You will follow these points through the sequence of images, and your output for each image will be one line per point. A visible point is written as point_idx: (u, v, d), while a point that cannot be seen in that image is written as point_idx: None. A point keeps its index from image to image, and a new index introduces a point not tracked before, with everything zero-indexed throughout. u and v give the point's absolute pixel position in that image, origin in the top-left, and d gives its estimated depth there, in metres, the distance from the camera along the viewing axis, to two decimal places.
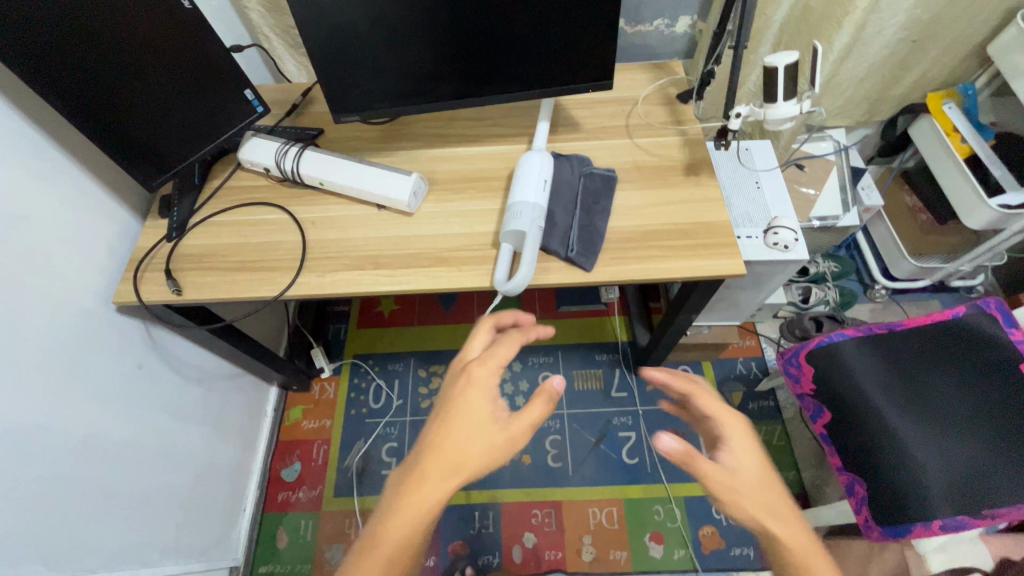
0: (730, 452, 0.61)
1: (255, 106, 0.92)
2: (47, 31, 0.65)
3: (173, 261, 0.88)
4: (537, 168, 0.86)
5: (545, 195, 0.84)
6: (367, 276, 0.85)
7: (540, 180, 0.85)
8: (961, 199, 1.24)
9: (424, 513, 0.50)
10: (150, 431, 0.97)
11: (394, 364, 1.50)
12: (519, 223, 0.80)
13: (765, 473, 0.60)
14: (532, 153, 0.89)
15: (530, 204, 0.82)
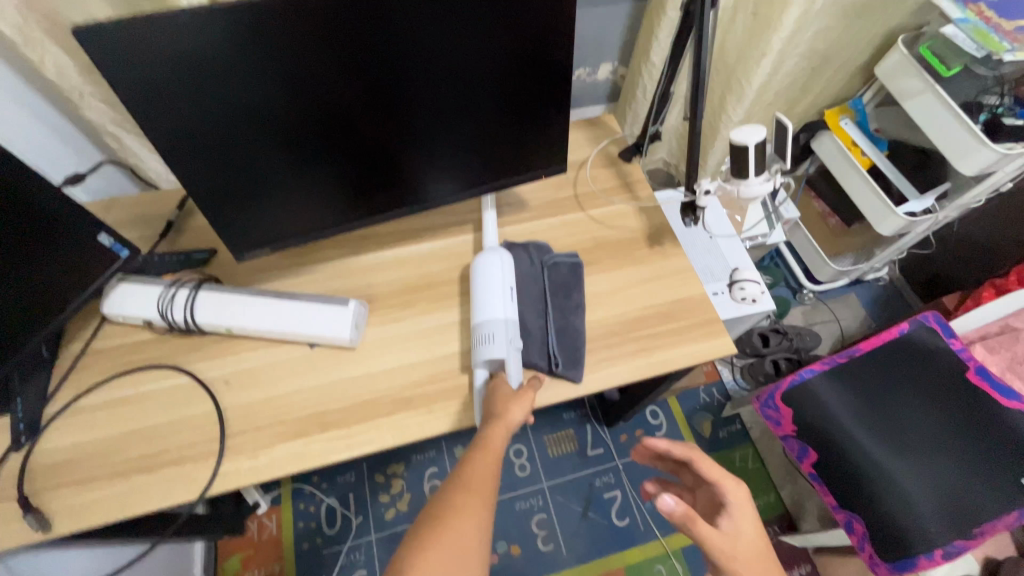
0: (732, 518, 0.57)
1: (118, 253, 0.70)
2: None
3: (29, 481, 0.64)
4: (500, 273, 0.74)
5: (516, 306, 0.73)
6: (315, 443, 0.68)
7: (506, 287, 0.73)
8: (871, 208, 1.32)
9: (491, 456, 0.60)
10: None
11: (344, 474, 1.30)
12: (497, 350, 0.68)
13: (765, 541, 0.56)
14: (490, 253, 0.76)
15: (504, 322, 0.70)
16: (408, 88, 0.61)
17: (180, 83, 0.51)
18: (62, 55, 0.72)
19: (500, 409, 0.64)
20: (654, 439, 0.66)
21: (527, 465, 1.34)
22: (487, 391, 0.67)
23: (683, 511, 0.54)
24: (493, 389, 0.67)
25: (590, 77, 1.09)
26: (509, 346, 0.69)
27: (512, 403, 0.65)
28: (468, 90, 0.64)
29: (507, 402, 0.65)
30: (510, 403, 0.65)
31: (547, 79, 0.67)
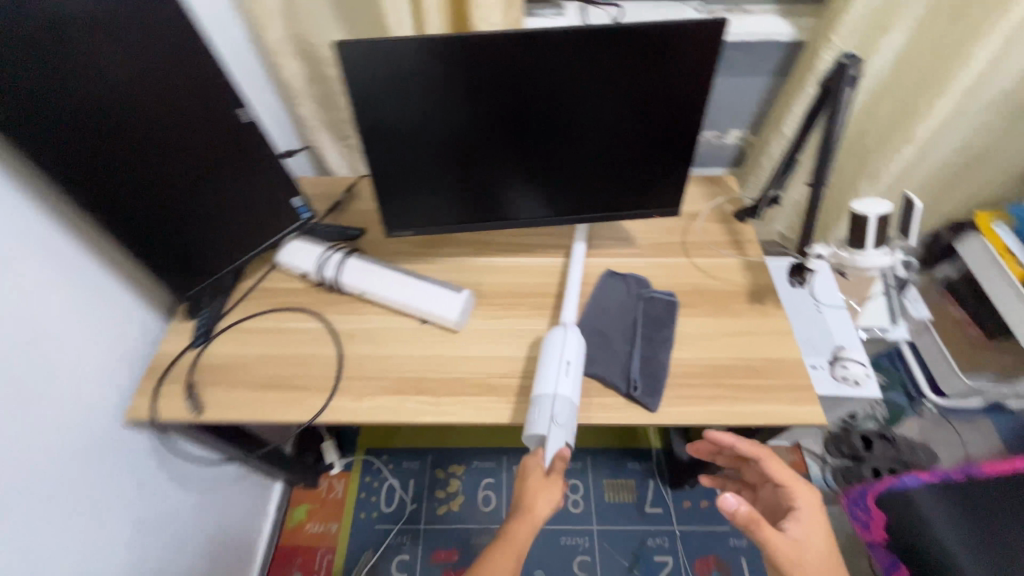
0: (798, 524, 0.62)
1: (301, 213, 0.89)
2: (114, 157, 0.63)
3: (196, 373, 0.81)
4: (561, 346, 0.76)
5: (572, 384, 0.73)
6: (408, 402, 0.78)
7: (561, 362, 0.74)
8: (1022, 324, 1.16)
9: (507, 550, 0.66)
10: (145, 558, 0.86)
11: (410, 461, 1.40)
12: (540, 424, 0.69)
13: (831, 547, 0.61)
14: (557, 329, 0.79)
15: (554, 397, 0.71)
16: (549, 126, 0.73)
17: (386, 95, 0.67)
18: (297, 64, 0.96)
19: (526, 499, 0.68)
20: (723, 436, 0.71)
21: (581, 503, 1.32)
22: (522, 472, 0.70)
23: (748, 514, 0.58)
24: (525, 471, 0.70)
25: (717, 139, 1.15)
26: (554, 422, 0.69)
27: (536, 493, 0.68)
28: (605, 129, 0.74)
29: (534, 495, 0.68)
30: (536, 493, 0.68)
31: (671, 132, 0.75)
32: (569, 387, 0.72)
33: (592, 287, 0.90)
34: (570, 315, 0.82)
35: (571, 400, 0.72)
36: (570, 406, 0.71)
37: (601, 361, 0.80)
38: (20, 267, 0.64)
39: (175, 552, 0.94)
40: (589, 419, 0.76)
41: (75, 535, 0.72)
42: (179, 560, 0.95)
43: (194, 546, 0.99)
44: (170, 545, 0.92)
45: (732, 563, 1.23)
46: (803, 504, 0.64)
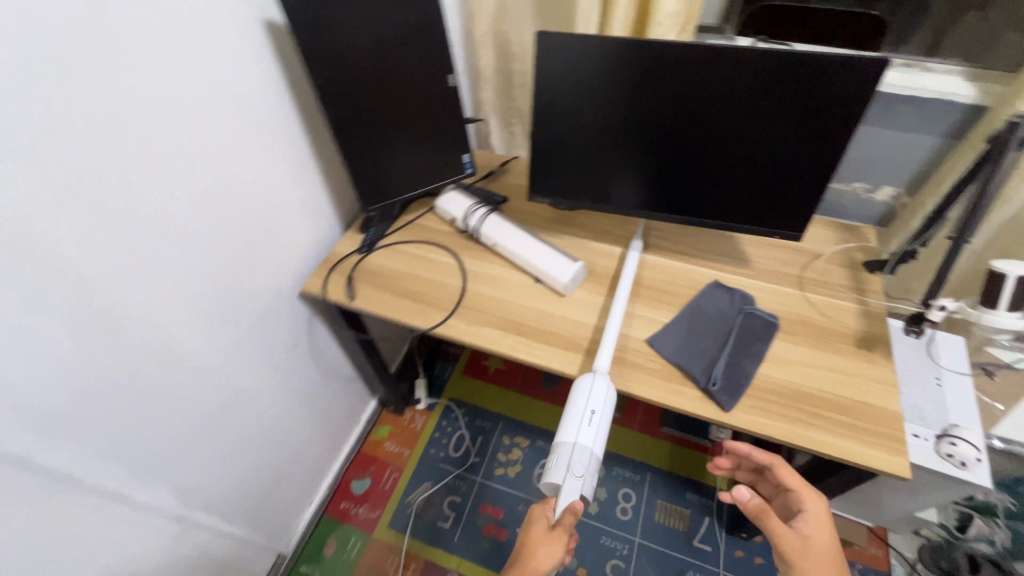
0: (806, 524, 0.70)
1: (466, 168, 1.08)
2: (355, 87, 0.86)
3: (356, 271, 1.02)
4: (588, 394, 0.76)
5: (594, 434, 0.73)
6: (508, 338, 0.90)
7: (587, 412, 0.74)
8: None
9: None
10: (276, 403, 1.10)
11: (483, 420, 1.52)
12: (556, 474, 0.71)
13: (835, 547, 0.68)
14: (589, 375, 0.79)
15: (572, 446, 0.71)
16: (686, 132, 0.82)
17: (562, 77, 0.82)
18: (492, 55, 1.16)
19: (531, 549, 0.72)
20: (740, 442, 0.82)
21: (630, 512, 1.34)
22: (528, 527, 0.75)
23: (756, 503, 0.67)
24: (530, 526, 0.75)
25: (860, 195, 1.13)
26: (571, 475, 0.70)
27: (541, 543, 0.72)
28: (746, 141, 0.80)
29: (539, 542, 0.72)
30: (540, 545, 0.72)
31: (807, 156, 0.79)
32: (592, 439, 0.72)
33: (696, 293, 0.95)
34: (606, 358, 0.82)
35: (591, 450, 0.72)
36: (590, 458, 0.71)
37: (687, 353, 0.86)
38: (272, 155, 0.90)
39: (294, 411, 1.17)
40: (661, 398, 0.81)
41: (244, 358, 0.96)
42: (294, 418, 1.18)
43: (306, 415, 1.22)
44: (293, 403, 1.16)
45: None
46: (813, 508, 0.72)
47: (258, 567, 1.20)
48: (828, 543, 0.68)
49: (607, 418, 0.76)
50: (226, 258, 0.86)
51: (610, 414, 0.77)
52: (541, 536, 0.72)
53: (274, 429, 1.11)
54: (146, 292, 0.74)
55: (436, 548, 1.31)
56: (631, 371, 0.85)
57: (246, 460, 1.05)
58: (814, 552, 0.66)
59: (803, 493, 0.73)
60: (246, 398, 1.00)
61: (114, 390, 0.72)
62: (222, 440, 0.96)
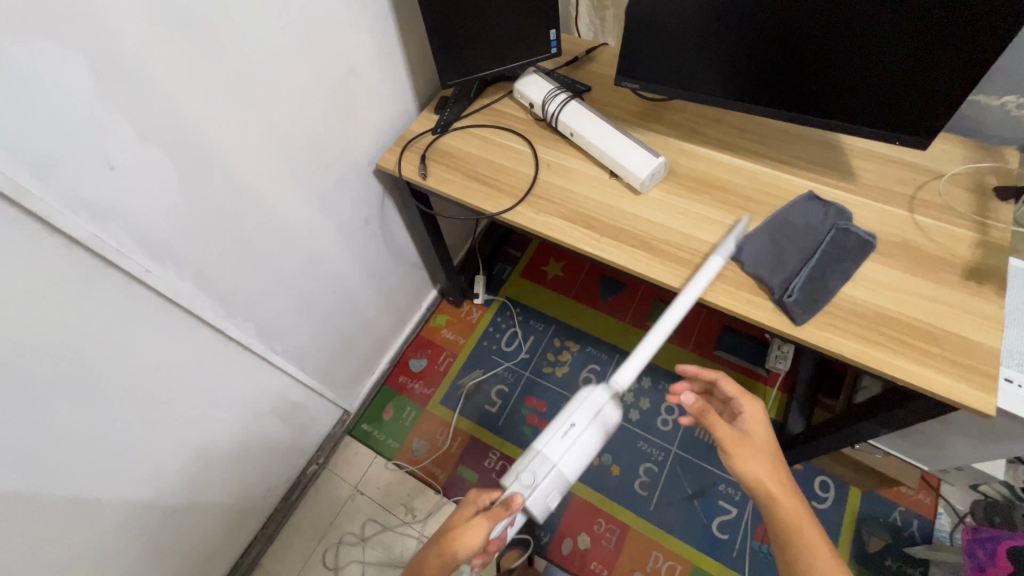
0: (744, 424, 0.71)
1: (551, 47, 1.00)
2: None
3: (429, 151, 1.02)
4: (577, 406, 0.71)
5: (565, 448, 0.68)
6: (575, 230, 0.89)
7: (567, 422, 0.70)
8: None
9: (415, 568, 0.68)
10: (348, 273, 1.17)
11: (536, 321, 1.56)
12: (510, 473, 0.69)
13: (772, 442, 0.69)
14: (597, 389, 0.73)
15: (536, 449, 0.69)
16: (803, 4, 0.70)
17: None
18: None
19: (454, 530, 0.68)
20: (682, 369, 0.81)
21: (670, 424, 1.37)
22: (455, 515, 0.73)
23: (700, 404, 0.68)
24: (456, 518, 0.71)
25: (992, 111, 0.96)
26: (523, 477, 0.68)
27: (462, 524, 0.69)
28: (886, 17, 0.67)
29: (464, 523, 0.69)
30: (461, 529, 0.67)
31: (955, 49, 0.65)
32: (560, 450, 0.68)
33: (786, 203, 0.88)
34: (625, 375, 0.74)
35: (554, 463, 0.68)
36: (550, 470, 0.68)
37: (766, 263, 0.80)
38: (357, 17, 0.87)
39: (364, 284, 1.25)
40: (727, 304, 0.79)
41: (321, 223, 1.01)
42: (363, 292, 1.26)
43: (373, 291, 1.30)
44: (362, 276, 1.23)
45: None
46: (752, 410, 0.72)
47: (327, 416, 1.36)
48: (762, 435, 0.70)
49: (592, 437, 0.70)
50: (309, 121, 0.88)
51: (597, 437, 0.70)
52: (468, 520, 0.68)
53: (345, 298, 1.20)
54: (238, 144, 0.78)
55: (482, 428, 1.42)
56: (701, 276, 0.82)
57: (320, 321, 1.15)
58: (751, 442, 0.68)
59: (742, 398, 0.73)
60: (323, 263, 1.07)
61: (210, 231, 0.80)
62: (301, 297, 1.06)
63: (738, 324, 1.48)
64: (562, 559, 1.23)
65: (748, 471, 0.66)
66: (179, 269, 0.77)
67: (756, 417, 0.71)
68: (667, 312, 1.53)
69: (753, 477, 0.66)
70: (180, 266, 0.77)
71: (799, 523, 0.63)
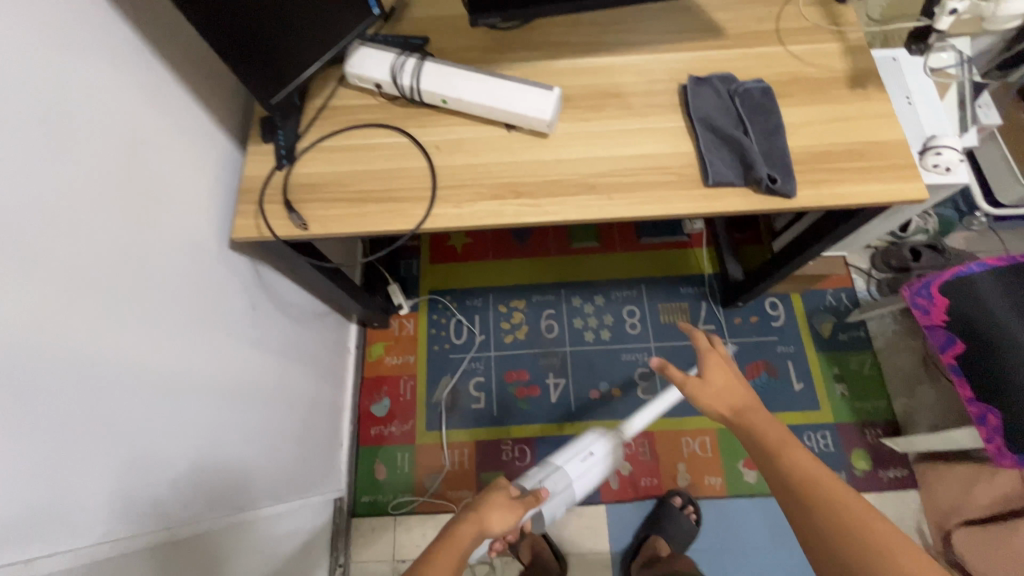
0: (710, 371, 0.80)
1: (373, 9, 0.81)
2: None
3: (290, 192, 0.80)
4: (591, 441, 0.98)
5: (579, 470, 0.94)
6: (509, 207, 0.78)
7: (585, 451, 0.96)
8: (997, 173, 1.33)
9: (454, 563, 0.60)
10: (264, 369, 0.95)
11: (472, 299, 1.46)
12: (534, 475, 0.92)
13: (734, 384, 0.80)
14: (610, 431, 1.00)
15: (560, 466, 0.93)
16: None
17: None
18: None
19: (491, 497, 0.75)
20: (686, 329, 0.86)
21: (639, 325, 1.41)
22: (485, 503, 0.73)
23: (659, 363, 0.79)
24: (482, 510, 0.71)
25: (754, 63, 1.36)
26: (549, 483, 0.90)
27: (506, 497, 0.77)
28: None
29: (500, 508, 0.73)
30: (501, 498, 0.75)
31: None
32: (575, 473, 0.93)
33: (683, 82, 0.84)
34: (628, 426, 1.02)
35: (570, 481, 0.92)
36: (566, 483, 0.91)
37: (704, 151, 0.78)
38: (102, 67, 0.59)
39: (286, 367, 1.04)
40: (690, 209, 0.76)
41: (208, 341, 0.78)
42: (289, 376, 1.05)
43: (299, 367, 1.10)
44: (280, 362, 1.01)
45: (779, 365, 1.36)
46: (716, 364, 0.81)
47: (323, 514, 1.18)
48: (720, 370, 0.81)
49: (596, 472, 0.96)
50: (123, 236, 0.62)
51: (599, 469, 0.96)
52: (501, 508, 0.73)
53: (274, 396, 0.99)
54: (55, 319, 0.52)
55: (482, 428, 1.34)
56: (652, 193, 0.77)
57: (261, 437, 0.94)
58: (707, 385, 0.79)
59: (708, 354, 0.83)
60: (232, 379, 0.84)
61: (86, 445, 0.55)
62: (230, 430, 0.84)
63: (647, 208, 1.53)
64: (616, 495, 1.26)
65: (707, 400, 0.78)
66: (73, 518, 0.53)
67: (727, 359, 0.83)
68: (583, 227, 1.53)
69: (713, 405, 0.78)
70: (74, 514, 0.54)
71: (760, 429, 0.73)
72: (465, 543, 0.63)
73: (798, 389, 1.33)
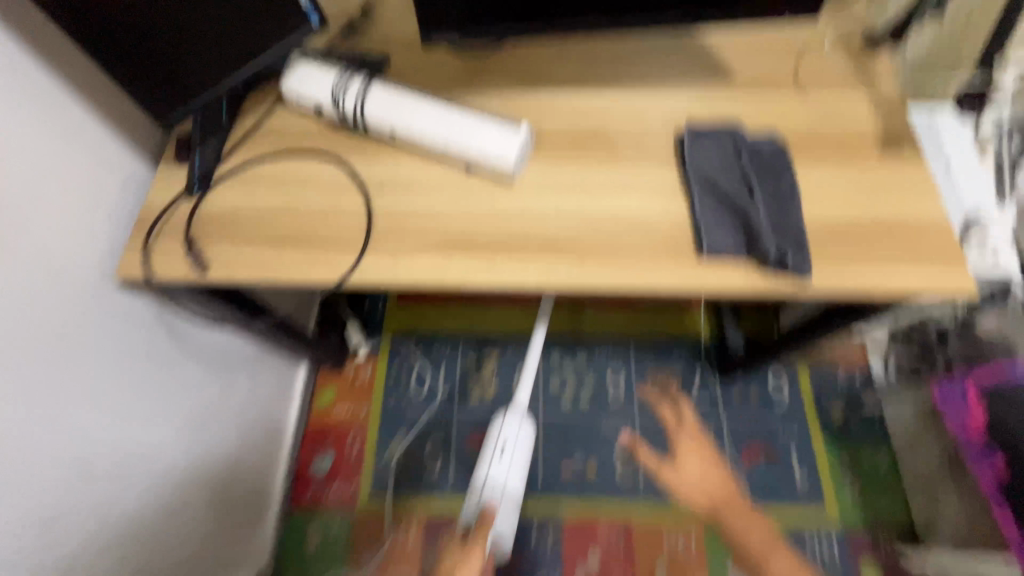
0: None
1: (312, 20, 0.66)
2: None
3: (195, 226, 0.66)
4: (497, 432, 0.89)
5: (503, 466, 0.87)
6: (455, 265, 0.63)
7: (499, 444, 0.88)
8: None
9: None
10: (157, 428, 0.79)
11: (439, 347, 1.30)
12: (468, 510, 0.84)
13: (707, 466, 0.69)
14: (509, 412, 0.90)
15: (484, 482, 0.85)
16: None
17: None
18: None
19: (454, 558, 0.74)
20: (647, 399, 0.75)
21: (624, 391, 1.25)
22: None
23: None
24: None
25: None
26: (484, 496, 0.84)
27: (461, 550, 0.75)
28: None
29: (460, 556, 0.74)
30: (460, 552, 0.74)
31: None
32: (501, 472, 0.86)
33: (681, 128, 0.71)
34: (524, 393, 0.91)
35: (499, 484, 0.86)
36: (500, 489, 0.85)
37: (699, 214, 0.64)
38: None
39: (195, 423, 0.87)
40: (677, 285, 0.61)
41: (53, 396, 0.62)
42: (198, 433, 0.88)
43: (217, 421, 0.93)
44: (185, 417, 0.84)
45: (779, 452, 1.19)
46: None
47: None
48: (691, 450, 0.68)
49: (522, 451, 0.90)
50: None
51: (523, 447, 0.90)
52: (465, 548, 0.75)
53: (170, 459, 0.82)
54: None
55: (434, 499, 1.16)
56: (632, 259, 0.63)
57: (138, 511, 0.76)
58: None
59: None
60: (91, 443, 0.68)
61: None
62: (81, 507, 0.67)
63: None
64: None
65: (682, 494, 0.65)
66: None
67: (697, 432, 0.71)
68: None
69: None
70: None
71: None
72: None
73: (799, 483, 1.16)
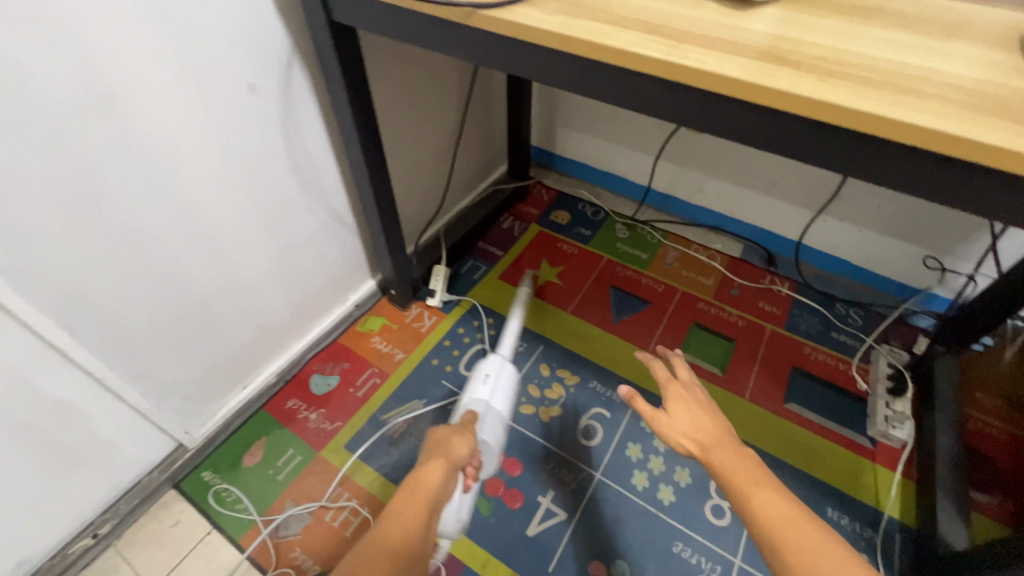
0: (681, 405, 0.54)
1: None
2: None
3: None
4: (484, 363, 0.84)
5: (494, 389, 0.80)
6: (626, 35, 0.44)
7: (482, 373, 0.82)
8: None
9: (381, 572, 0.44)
10: (198, 172, 0.67)
11: (515, 339, 1.05)
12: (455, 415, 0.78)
13: (707, 415, 0.54)
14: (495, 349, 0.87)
15: (473, 398, 0.79)
16: None
17: None
18: None
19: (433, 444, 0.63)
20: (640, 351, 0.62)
21: (730, 516, 0.81)
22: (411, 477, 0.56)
23: (628, 393, 0.55)
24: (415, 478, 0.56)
25: (990, 255, 0.96)
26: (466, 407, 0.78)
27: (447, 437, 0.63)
28: None
29: (449, 437, 0.63)
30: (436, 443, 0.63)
31: None
32: (488, 392, 0.80)
33: None
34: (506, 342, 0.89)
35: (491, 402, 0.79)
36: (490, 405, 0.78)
37: None
38: None
39: (235, 209, 0.74)
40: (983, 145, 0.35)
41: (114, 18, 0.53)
42: (232, 223, 0.74)
43: (256, 234, 0.79)
44: (233, 190, 0.72)
45: None
46: (686, 397, 0.56)
47: (131, 447, 0.77)
48: (686, 398, 0.55)
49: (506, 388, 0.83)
50: None
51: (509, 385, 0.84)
52: (455, 434, 0.64)
53: (185, 219, 0.68)
54: None
55: None
56: (913, 107, 0.37)
57: (115, 242, 0.62)
58: (678, 421, 0.53)
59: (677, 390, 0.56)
60: (121, 115, 0.57)
61: None
62: (49, 163, 0.54)
63: (816, 369, 1.00)
64: None
65: (675, 440, 0.52)
66: None
67: (699, 383, 0.58)
68: (707, 342, 1.05)
69: (681, 441, 0.52)
70: None
71: (743, 488, 0.47)
72: (425, 494, 0.54)
73: None
